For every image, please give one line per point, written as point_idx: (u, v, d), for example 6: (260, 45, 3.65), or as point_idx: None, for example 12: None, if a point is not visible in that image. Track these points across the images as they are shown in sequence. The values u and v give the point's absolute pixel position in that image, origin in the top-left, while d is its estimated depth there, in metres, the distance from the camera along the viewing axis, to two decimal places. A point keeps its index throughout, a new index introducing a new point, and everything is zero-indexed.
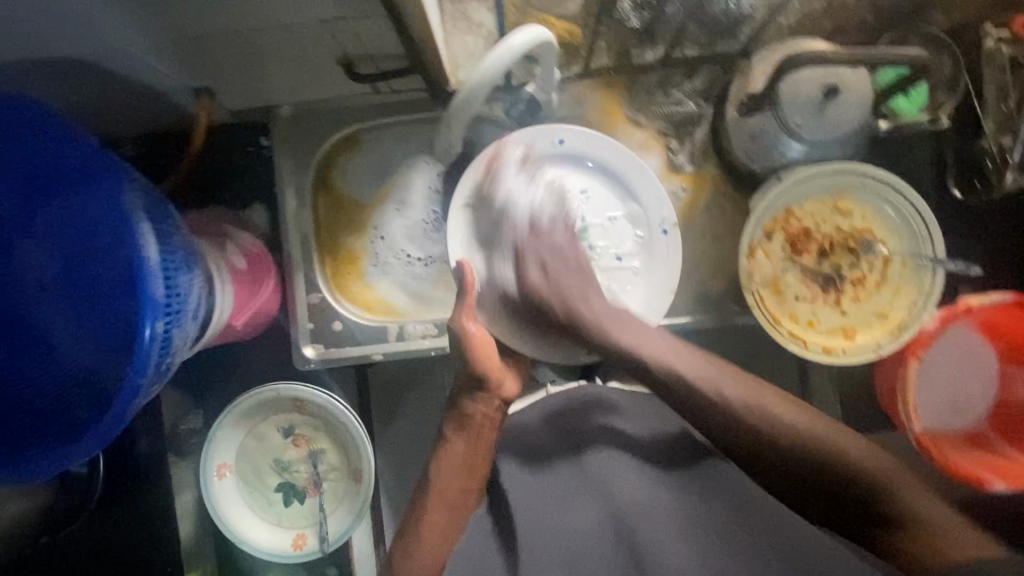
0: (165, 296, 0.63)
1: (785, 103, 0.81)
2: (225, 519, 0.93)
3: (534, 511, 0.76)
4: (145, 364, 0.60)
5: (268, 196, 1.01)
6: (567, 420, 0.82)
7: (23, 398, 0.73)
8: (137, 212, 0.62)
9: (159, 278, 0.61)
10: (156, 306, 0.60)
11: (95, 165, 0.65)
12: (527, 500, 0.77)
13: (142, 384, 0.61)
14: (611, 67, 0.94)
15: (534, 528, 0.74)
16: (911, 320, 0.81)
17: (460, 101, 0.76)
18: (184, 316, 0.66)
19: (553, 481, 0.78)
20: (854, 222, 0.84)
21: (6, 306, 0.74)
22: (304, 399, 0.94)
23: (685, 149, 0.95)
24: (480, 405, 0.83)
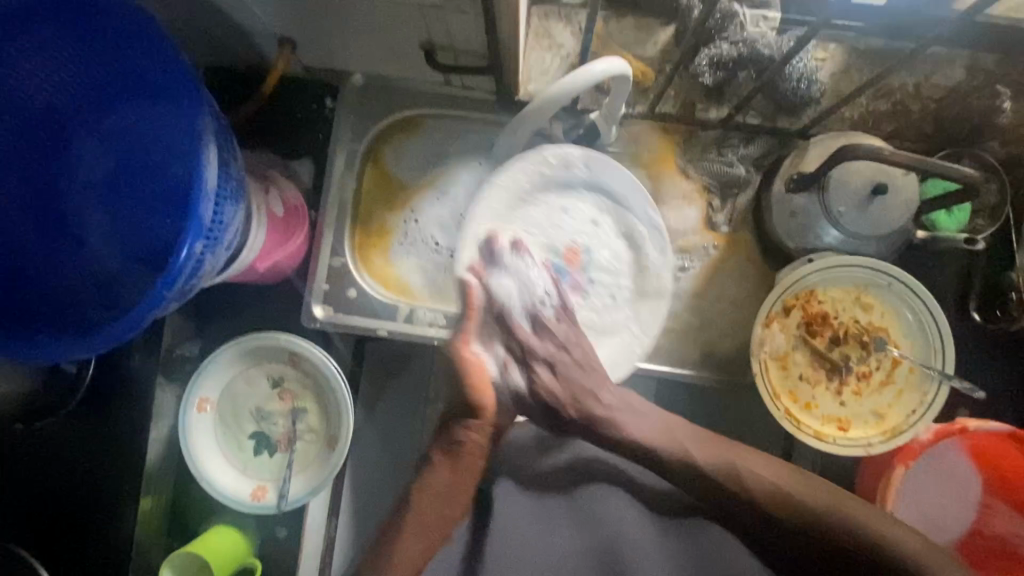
0: (211, 221, 0.65)
1: (833, 190, 0.83)
2: (192, 453, 0.93)
3: (516, 526, 0.79)
4: (175, 280, 0.62)
5: (318, 154, 1.03)
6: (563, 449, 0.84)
7: (45, 284, 0.75)
8: (207, 136, 0.64)
9: (211, 202, 0.63)
10: (201, 227, 0.62)
11: (178, 82, 0.68)
12: (513, 517, 0.79)
13: (168, 297, 0.63)
14: (674, 114, 0.97)
15: (511, 539, 0.78)
16: (907, 428, 0.82)
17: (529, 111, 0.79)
18: (221, 243, 0.68)
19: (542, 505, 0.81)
20: (873, 318, 0.85)
21: (48, 191, 0.76)
22: (300, 356, 0.95)
23: (726, 209, 0.97)
24: (471, 433, 0.78)
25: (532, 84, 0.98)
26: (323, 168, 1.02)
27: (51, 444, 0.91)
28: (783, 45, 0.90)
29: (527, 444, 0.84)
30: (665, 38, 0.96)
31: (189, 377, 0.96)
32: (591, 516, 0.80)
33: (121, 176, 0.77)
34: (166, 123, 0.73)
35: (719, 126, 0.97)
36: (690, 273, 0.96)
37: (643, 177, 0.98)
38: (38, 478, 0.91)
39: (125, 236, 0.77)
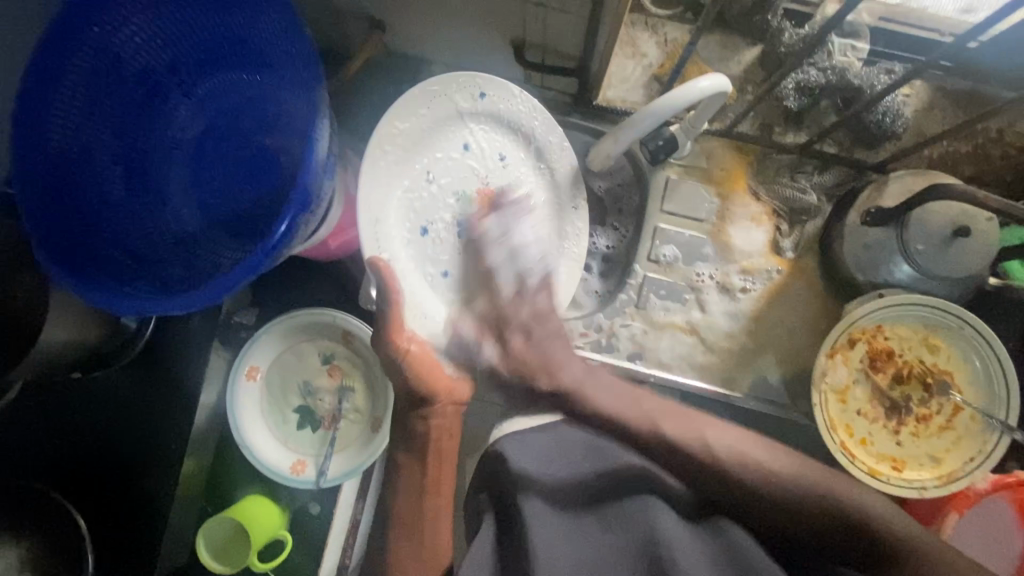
0: (314, 192, 0.68)
1: (913, 227, 0.82)
2: (239, 421, 0.94)
3: (551, 538, 0.63)
4: (279, 245, 0.66)
5: None
6: (589, 456, 0.70)
7: (121, 238, 0.75)
8: (323, 111, 0.67)
9: (318, 174, 0.67)
10: (307, 197, 0.66)
11: (293, 55, 0.70)
12: (543, 529, 0.64)
13: (266, 262, 0.66)
14: (751, 135, 0.97)
15: (550, 556, 0.62)
16: (965, 475, 0.80)
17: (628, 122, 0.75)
18: (316, 213, 0.71)
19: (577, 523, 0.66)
20: (938, 360, 0.84)
21: (132, 145, 0.76)
22: (354, 335, 0.96)
23: (794, 235, 0.96)
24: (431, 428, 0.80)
25: (612, 91, 0.98)
26: None
27: (103, 395, 0.92)
28: (872, 76, 0.89)
29: (548, 446, 0.70)
30: (749, 58, 0.96)
31: (242, 345, 0.97)
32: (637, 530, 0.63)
33: (209, 138, 0.80)
34: (269, 100, 0.78)
35: (795, 151, 0.96)
36: (750, 295, 0.96)
37: (712, 194, 0.97)
38: (85, 428, 0.92)
39: (207, 197, 0.80)
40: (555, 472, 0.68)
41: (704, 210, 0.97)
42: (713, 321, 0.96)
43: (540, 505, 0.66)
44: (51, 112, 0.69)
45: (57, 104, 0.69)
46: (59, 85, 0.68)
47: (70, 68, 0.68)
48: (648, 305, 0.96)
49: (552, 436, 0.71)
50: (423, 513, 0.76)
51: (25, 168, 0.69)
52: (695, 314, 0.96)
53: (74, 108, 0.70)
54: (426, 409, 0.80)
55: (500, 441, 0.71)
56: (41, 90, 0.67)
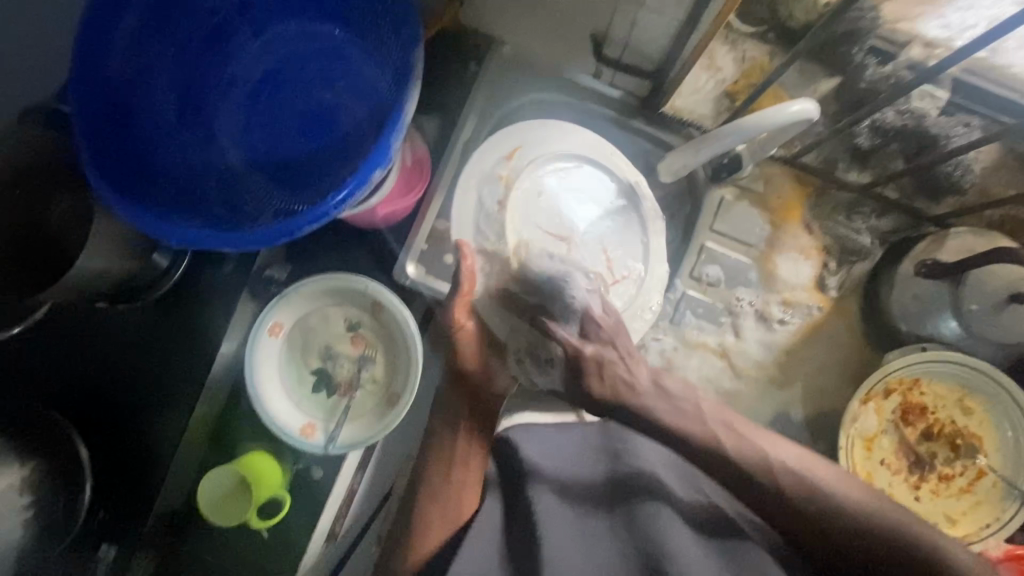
0: (394, 151, 0.66)
1: (968, 286, 0.81)
2: (254, 375, 0.92)
3: (564, 529, 0.67)
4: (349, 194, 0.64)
5: (446, 113, 0.99)
6: (598, 456, 0.73)
7: (163, 165, 0.71)
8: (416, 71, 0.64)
9: (400, 135, 0.65)
10: (385, 155, 0.64)
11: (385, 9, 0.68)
12: (555, 522, 0.67)
13: (331, 215, 0.65)
14: (814, 166, 0.95)
15: (558, 539, 0.66)
16: (978, 540, 0.80)
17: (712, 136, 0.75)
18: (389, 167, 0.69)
19: (583, 516, 0.69)
20: (970, 423, 0.83)
21: (187, 76, 0.73)
22: (384, 307, 0.94)
23: (840, 275, 0.94)
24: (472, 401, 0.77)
25: (681, 101, 0.96)
26: (449, 128, 0.98)
27: (123, 328, 0.90)
28: (949, 127, 0.89)
29: (561, 448, 0.74)
30: (826, 89, 0.93)
31: (271, 298, 0.95)
32: (638, 531, 0.67)
33: (269, 80, 0.77)
34: (338, 56, 0.76)
35: (856, 191, 0.94)
36: (787, 327, 0.95)
37: (765, 221, 0.96)
38: (99, 357, 0.90)
39: (257, 142, 0.76)
40: (568, 470, 0.72)
41: (754, 235, 0.95)
42: (746, 347, 0.95)
43: (551, 496, 0.70)
44: (119, 23, 0.65)
45: (129, 17, 0.66)
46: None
47: None
48: (683, 323, 0.94)
49: (568, 438, 0.75)
50: (447, 481, 0.73)
51: (79, 79, 0.65)
52: (729, 338, 0.95)
53: (140, 23, 0.67)
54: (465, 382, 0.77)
55: (512, 432, 0.75)
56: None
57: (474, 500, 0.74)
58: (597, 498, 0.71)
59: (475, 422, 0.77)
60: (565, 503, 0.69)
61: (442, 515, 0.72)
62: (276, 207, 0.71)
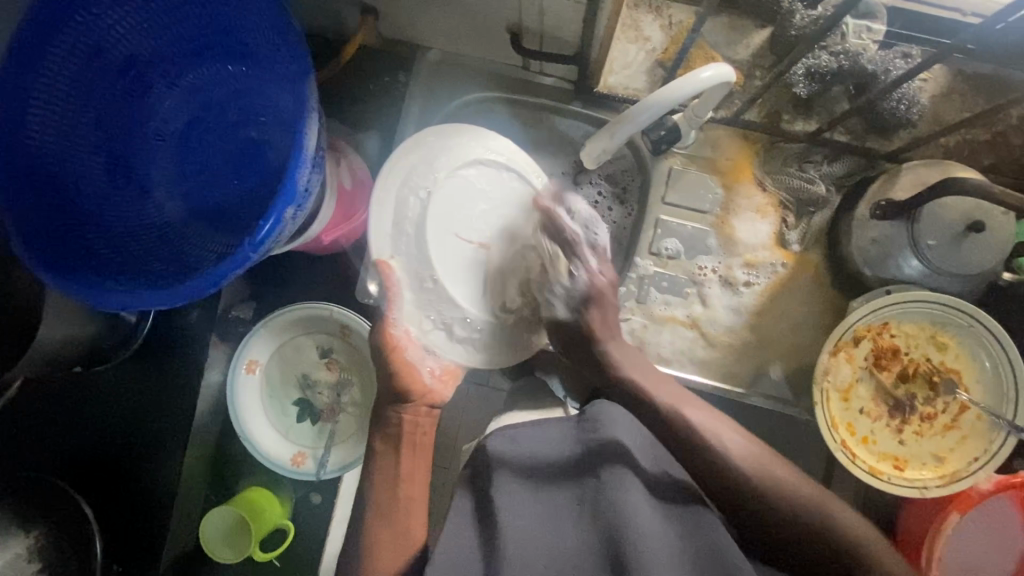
0: (305, 186, 0.64)
1: (923, 222, 0.79)
2: (238, 414, 0.94)
3: (522, 518, 0.63)
4: (261, 241, 0.61)
5: (385, 129, 0.99)
6: (571, 438, 0.69)
7: (105, 227, 0.72)
8: (313, 107, 0.62)
9: (308, 168, 0.63)
10: (296, 190, 0.62)
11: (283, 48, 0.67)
12: (515, 504, 0.64)
13: (252, 258, 0.62)
14: (759, 122, 0.93)
15: (517, 524, 0.62)
16: (967, 475, 0.78)
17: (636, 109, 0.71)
18: (306, 203, 0.66)
19: (542, 491, 0.66)
20: (945, 358, 0.81)
21: (114, 139, 0.74)
22: (352, 330, 0.95)
23: (800, 227, 0.93)
24: (406, 415, 0.79)
25: (613, 78, 0.94)
26: (389, 144, 0.98)
27: (108, 388, 0.93)
28: (888, 61, 0.85)
29: (534, 438, 0.70)
30: (758, 42, 0.91)
31: (241, 338, 0.97)
32: (599, 500, 0.64)
33: (194, 132, 0.79)
34: (253, 95, 0.77)
35: (804, 140, 0.92)
36: (754, 287, 0.94)
37: (717, 184, 0.94)
38: (88, 419, 0.93)
39: (193, 190, 0.78)
40: (534, 453, 0.68)
41: (708, 201, 0.94)
42: (715, 314, 0.94)
43: (514, 482, 0.66)
44: (30, 94, 0.65)
45: (37, 89, 0.65)
46: (45, 62, 0.65)
47: (54, 51, 0.65)
48: (649, 300, 0.94)
49: (543, 432, 0.70)
50: (397, 496, 0.75)
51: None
52: (697, 308, 0.94)
53: (60, 92, 0.67)
54: (402, 401, 0.78)
55: (491, 440, 0.70)
56: (26, 64, 0.64)
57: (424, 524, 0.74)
58: (564, 478, 0.67)
59: (417, 437, 0.79)
60: (523, 480, 0.66)
61: (394, 544, 0.71)
62: (216, 254, 0.72)
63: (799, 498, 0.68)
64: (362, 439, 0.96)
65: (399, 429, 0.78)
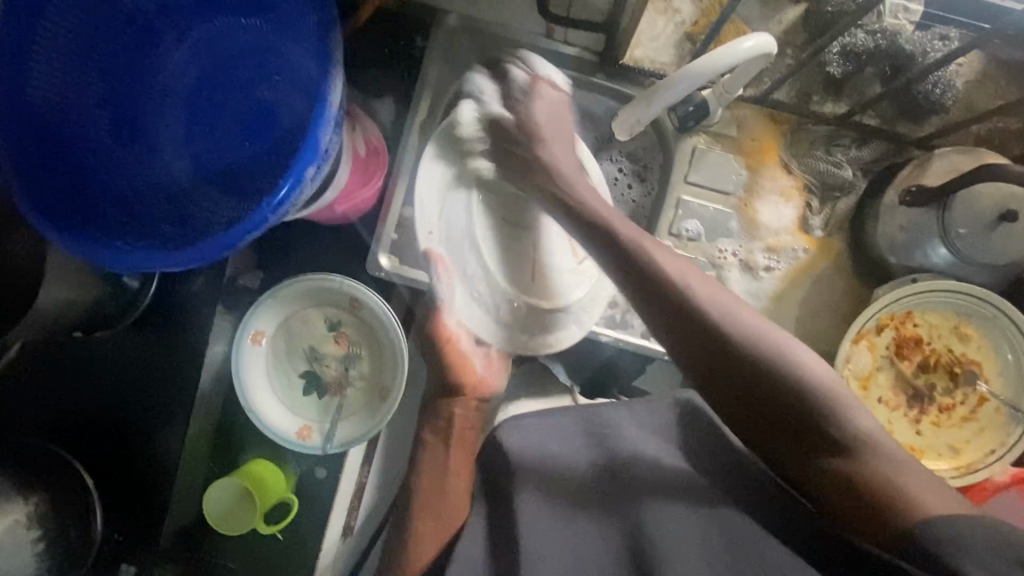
0: (327, 146, 0.61)
1: (956, 209, 0.78)
2: (242, 385, 0.91)
3: (549, 531, 0.66)
4: (283, 201, 0.59)
5: (400, 96, 0.95)
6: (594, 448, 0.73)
7: (112, 186, 0.69)
8: (337, 62, 0.59)
9: (330, 127, 0.60)
10: (318, 150, 0.59)
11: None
12: (539, 511, 0.68)
13: (270, 220, 0.60)
14: (788, 103, 0.90)
15: (544, 536, 0.65)
16: (983, 466, 0.78)
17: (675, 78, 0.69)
18: (326, 166, 0.63)
19: (569, 517, 0.67)
20: (968, 350, 0.80)
21: (120, 93, 0.70)
22: (362, 303, 0.93)
23: (824, 212, 0.91)
24: (457, 410, 0.84)
25: (640, 51, 0.91)
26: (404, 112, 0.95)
27: (112, 354, 0.90)
28: (926, 43, 0.82)
29: (543, 434, 0.75)
30: (791, 19, 0.88)
31: (248, 307, 0.94)
32: (628, 514, 0.66)
33: (205, 88, 0.75)
34: (266, 49, 0.72)
35: (833, 122, 0.90)
36: (775, 273, 0.92)
37: (741, 165, 0.92)
38: (89, 386, 0.90)
39: (200, 151, 0.74)
40: (546, 449, 0.73)
41: (732, 182, 0.92)
42: None
43: (536, 492, 0.69)
44: (33, 39, 0.62)
45: (41, 37, 0.63)
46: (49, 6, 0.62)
47: None
48: None
49: (547, 423, 0.77)
50: (443, 487, 0.79)
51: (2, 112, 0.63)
52: None
53: (65, 40, 0.64)
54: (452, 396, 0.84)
55: (503, 431, 0.76)
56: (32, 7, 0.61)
57: (466, 507, 0.79)
58: (593, 494, 0.69)
59: (463, 430, 0.84)
60: (549, 500, 0.69)
61: (434, 527, 0.77)
62: (228, 217, 0.69)
63: (834, 426, 0.57)
64: (369, 415, 0.94)
65: (447, 425, 0.84)
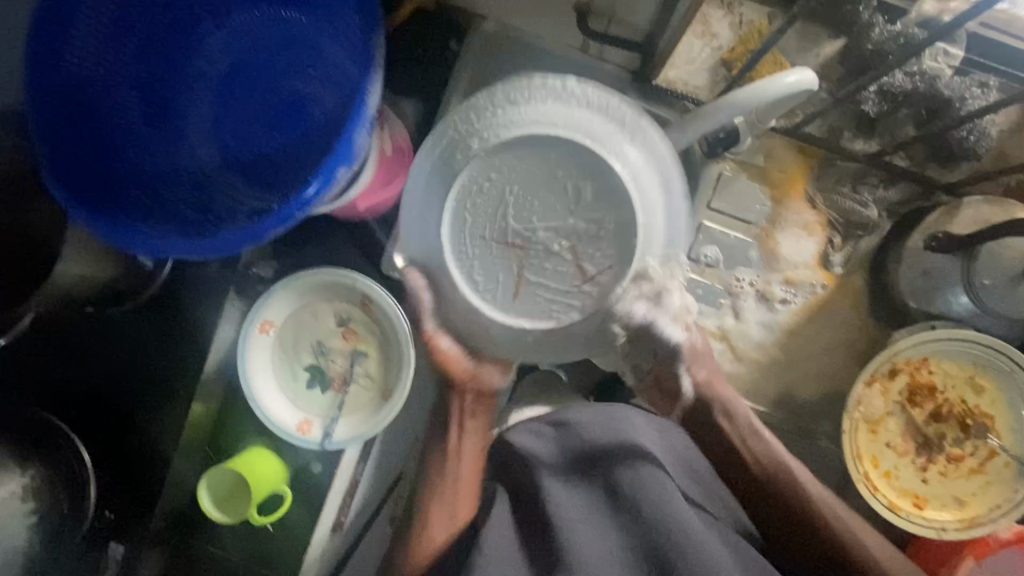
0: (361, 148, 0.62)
1: (983, 260, 0.76)
2: (248, 374, 0.92)
3: (583, 531, 0.67)
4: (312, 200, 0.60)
5: (430, 97, 0.95)
6: (595, 427, 0.75)
7: (137, 168, 0.69)
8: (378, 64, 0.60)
9: (366, 129, 0.61)
10: (352, 151, 0.60)
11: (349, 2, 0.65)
12: (561, 500, 0.71)
13: (298, 217, 0.61)
14: (819, 137, 0.89)
15: (574, 524, 0.68)
16: (987, 522, 0.77)
17: (714, 109, 0.68)
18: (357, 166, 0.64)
19: (585, 496, 0.72)
20: (982, 402, 0.79)
21: (154, 74, 0.70)
22: (374, 301, 0.93)
23: (846, 250, 0.90)
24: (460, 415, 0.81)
25: (674, 72, 0.90)
26: (432, 113, 0.95)
27: (119, 330, 0.90)
28: (966, 88, 0.81)
29: (552, 433, 0.78)
30: (830, 52, 0.87)
31: (260, 296, 0.94)
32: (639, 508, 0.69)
33: (237, 75, 0.73)
34: (303, 43, 0.72)
35: (863, 161, 0.89)
36: (791, 306, 0.91)
37: (766, 195, 0.91)
38: (93, 361, 0.90)
39: (229, 139, 0.73)
40: (558, 452, 0.75)
41: (755, 212, 0.91)
42: (747, 329, 0.91)
43: (556, 482, 0.73)
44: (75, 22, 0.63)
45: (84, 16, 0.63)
46: None
47: None
48: None
49: (561, 429, 0.77)
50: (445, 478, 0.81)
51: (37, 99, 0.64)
52: (729, 320, 0.92)
53: (104, 19, 0.64)
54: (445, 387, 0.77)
55: (513, 434, 0.79)
56: None
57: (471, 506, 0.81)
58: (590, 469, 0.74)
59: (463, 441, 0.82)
60: (567, 483, 0.72)
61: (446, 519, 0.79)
62: (251, 207, 0.68)
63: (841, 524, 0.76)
64: (372, 414, 0.94)
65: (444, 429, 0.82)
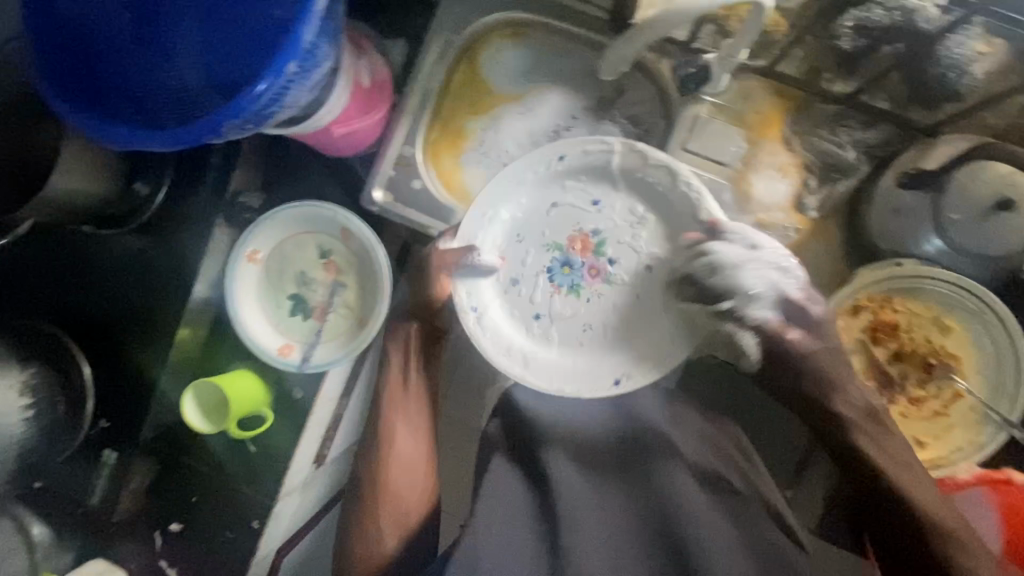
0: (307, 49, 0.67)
1: (950, 195, 0.76)
2: (233, 297, 0.97)
3: (573, 483, 0.80)
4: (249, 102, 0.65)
5: (413, 37, 0.98)
6: (617, 420, 0.85)
7: (122, 77, 0.73)
8: None
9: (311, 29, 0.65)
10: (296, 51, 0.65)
11: None
12: (569, 478, 0.80)
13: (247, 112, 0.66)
14: (796, 77, 0.89)
15: (574, 496, 0.78)
16: (946, 463, 0.77)
17: (655, 19, 0.73)
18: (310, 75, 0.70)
19: (598, 483, 0.80)
20: (947, 343, 0.79)
21: None
22: (353, 233, 0.97)
23: (821, 193, 0.89)
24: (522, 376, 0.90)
25: None
26: (415, 52, 0.98)
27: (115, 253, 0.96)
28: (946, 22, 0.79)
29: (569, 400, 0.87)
30: None
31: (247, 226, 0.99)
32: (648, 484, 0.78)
33: None
34: None
35: (841, 102, 0.88)
36: None
37: (741, 137, 0.91)
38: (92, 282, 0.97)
39: (207, 58, 0.70)
40: (580, 432, 0.84)
41: (729, 153, 0.91)
42: None
43: (566, 462, 0.82)
44: None
45: None
46: None
47: None
48: None
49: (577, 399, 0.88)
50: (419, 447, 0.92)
51: (44, 27, 0.73)
52: None
53: None
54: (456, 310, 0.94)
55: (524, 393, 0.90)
56: None
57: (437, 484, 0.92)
58: (609, 462, 0.82)
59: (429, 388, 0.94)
60: (578, 463, 0.82)
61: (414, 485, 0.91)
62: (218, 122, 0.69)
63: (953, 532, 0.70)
64: (349, 344, 0.97)
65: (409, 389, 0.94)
